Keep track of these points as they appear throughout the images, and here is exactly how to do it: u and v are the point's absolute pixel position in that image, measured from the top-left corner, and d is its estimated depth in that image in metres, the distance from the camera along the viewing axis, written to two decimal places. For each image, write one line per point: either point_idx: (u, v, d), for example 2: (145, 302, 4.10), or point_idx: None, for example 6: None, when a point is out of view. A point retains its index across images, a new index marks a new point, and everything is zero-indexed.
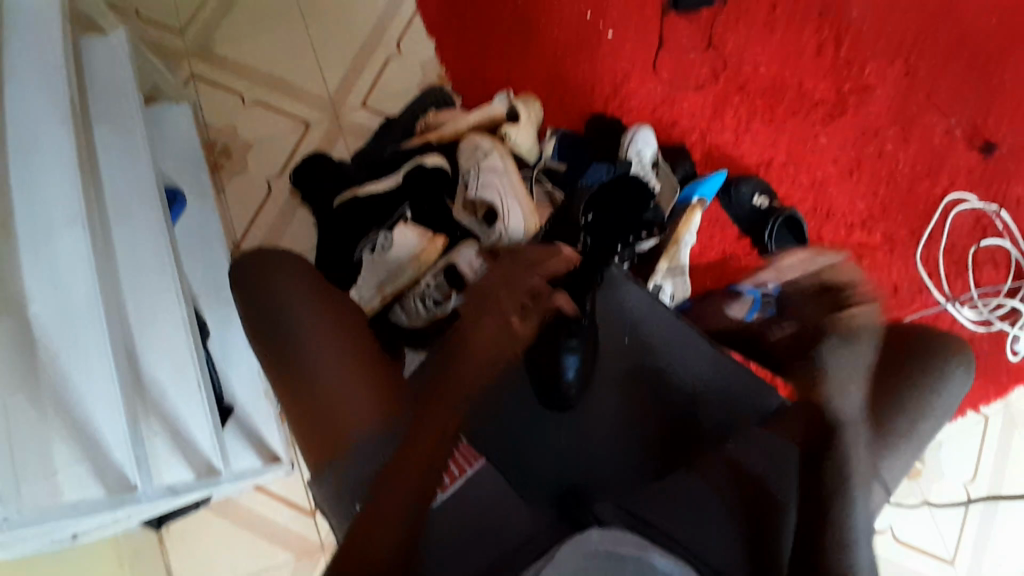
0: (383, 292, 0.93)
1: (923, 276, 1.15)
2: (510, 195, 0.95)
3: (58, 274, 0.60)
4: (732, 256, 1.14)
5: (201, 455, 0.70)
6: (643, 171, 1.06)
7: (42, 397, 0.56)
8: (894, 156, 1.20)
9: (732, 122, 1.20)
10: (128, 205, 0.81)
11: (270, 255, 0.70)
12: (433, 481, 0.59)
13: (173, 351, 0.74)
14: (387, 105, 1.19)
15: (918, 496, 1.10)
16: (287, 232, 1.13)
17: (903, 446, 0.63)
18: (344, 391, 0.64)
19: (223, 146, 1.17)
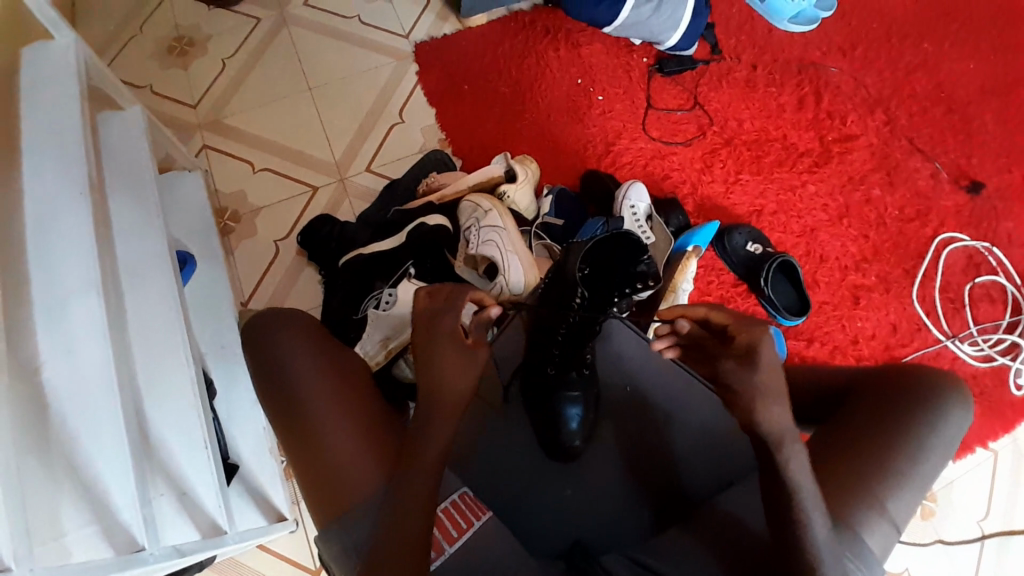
0: (389, 346, 0.94)
1: (920, 314, 1.17)
2: (509, 250, 0.96)
3: (72, 340, 0.62)
4: (729, 301, 1.16)
5: (207, 516, 0.71)
6: (637, 224, 1.10)
7: (53, 459, 0.57)
8: (882, 200, 1.24)
9: (722, 174, 1.25)
10: (140, 268, 0.84)
11: (274, 314, 0.73)
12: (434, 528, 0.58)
13: (182, 412, 0.76)
14: (390, 168, 1.24)
15: (930, 534, 1.06)
16: (294, 290, 1.16)
17: (911, 484, 0.59)
18: (345, 445, 0.64)
19: (233, 211, 1.22)
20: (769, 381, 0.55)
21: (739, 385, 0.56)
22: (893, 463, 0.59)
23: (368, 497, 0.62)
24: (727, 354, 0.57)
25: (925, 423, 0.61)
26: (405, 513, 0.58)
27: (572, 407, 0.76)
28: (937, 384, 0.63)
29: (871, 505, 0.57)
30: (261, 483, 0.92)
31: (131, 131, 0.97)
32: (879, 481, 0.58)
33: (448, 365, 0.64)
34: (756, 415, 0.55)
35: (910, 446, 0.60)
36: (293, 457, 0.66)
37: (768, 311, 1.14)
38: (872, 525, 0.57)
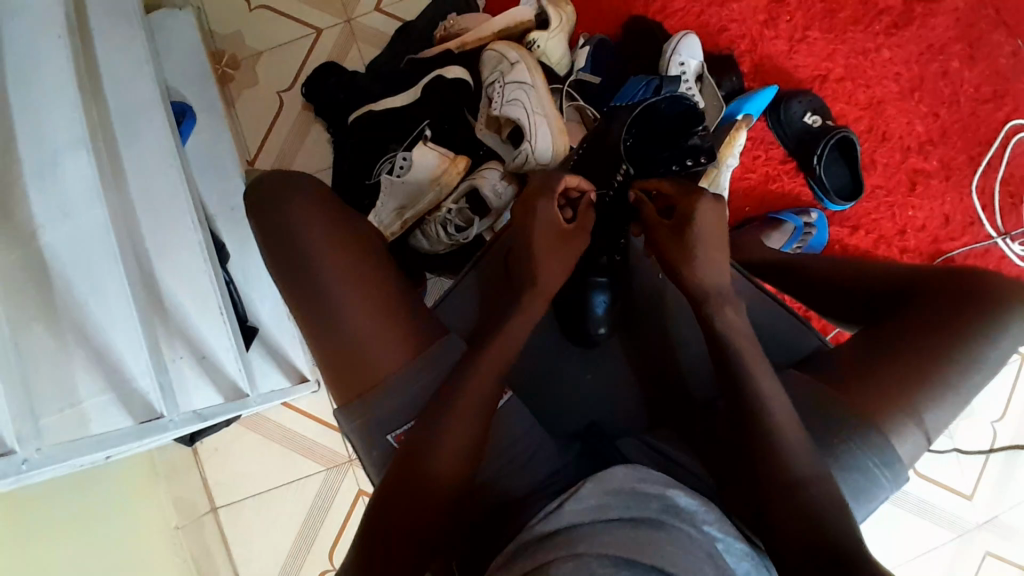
0: (404, 216, 0.89)
1: (976, 208, 1.06)
2: (538, 113, 0.86)
3: (65, 202, 0.58)
4: (774, 179, 1.06)
5: (228, 378, 0.71)
6: (684, 85, 0.96)
7: (61, 326, 0.54)
8: (958, 77, 1.07)
9: (788, 29, 1.07)
10: (132, 119, 0.77)
11: (278, 178, 0.67)
12: (481, 413, 0.57)
13: (192, 278, 0.73)
14: (404, 10, 1.08)
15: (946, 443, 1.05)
16: (302, 150, 1.08)
17: (954, 397, 0.56)
18: (364, 325, 0.61)
19: (231, 55, 1.09)
20: (701, 243, 0.60)
21: (669, 250, 0.61)
22: (937, 374, 0.55)
23: (397, 380, 0.60)
24: (662, 226, 0.63)
25: (981, 335, 0.56)
26: (467, 409, 0.56)
27: (598, 295, 0.72)
28: (1004, 294, 0.57)
29: (906, 414, 0.55)
30: (282, 347, 0.93)
31: None
32: (919, 390, 0.55)
33: (543, 251, 0.64)
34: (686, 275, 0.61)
35: (958, 357, 0.56)
36: (313, 336, 0.63)
37: (815, 194, 1.05)
38: (904, 433, 0.54)
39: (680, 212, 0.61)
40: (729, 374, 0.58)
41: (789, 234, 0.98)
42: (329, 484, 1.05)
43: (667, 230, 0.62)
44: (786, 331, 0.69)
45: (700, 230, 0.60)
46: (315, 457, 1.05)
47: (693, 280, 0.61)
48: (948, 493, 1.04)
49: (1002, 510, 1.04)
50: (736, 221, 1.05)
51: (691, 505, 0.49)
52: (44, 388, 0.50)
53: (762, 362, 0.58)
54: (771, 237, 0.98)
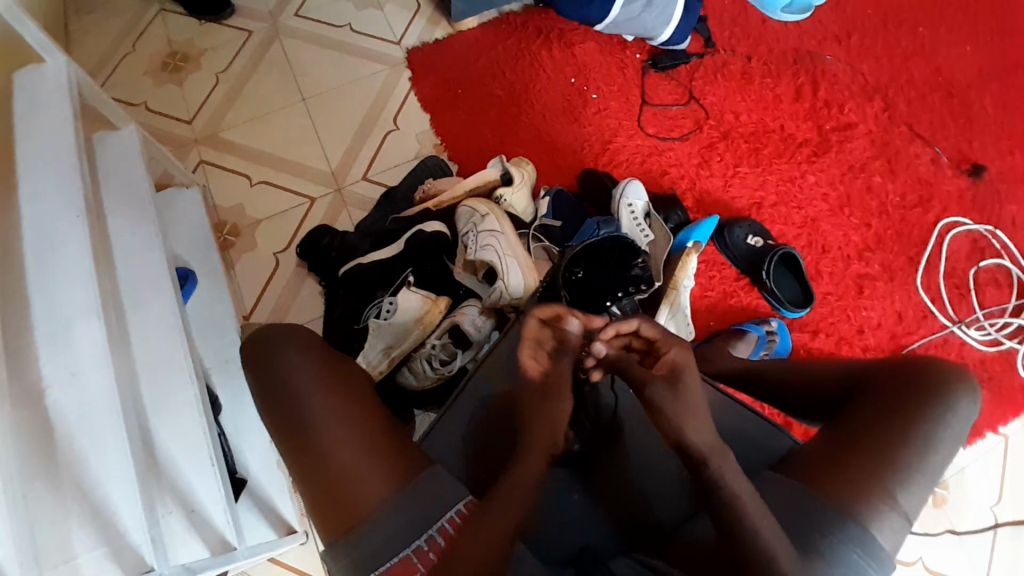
0: (391, 354, 0.94)
1: (925, 301, 1.15)
2: (508, 254, 0.96)
3: (75, 363, 0.62)
4: (732, 295, 1.15)
5: (216, 531, 0.71)
6: (635, 223, 1.09)
7: (62, 485, 0.57)
8: (883, 187, 1.23)
9: (720, 167, 1.24)
10: (140, 286, 0.84)
11: (278, 330, 0.72)
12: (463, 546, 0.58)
13: (186, 431, 0.75)
14: (387, 176, 1.24)
15: (941, 525, 1.04)
16: (295, 303, 1.16)
17: (919, 478, 0.58)
18: (351, 460, 0.63)
19: (232, 225, 1.22)
20: (693, 402, 0.64)
21: (668, 402, 0.64)
22: (902, 458, 0.58)
23: (382, 516, 0.60)
24: (654, 379, 0.66)
25: (933, 418, 0.60)
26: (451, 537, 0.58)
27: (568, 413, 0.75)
28: (945, 378, 0.62)
29: (879, 500, 0.57)
30: (270, 497, 0.93)
31: (128, 151, 0.97)
32: (888, 476, 0.57)
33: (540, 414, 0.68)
34: (680, 435, 0.62)
35: (918, 440, 0.59)
36: (301, 476, 0.64)
37: (771, 305, 1.14)
38: (882, 520, 0.56)
39: (669, 369, 0.66)
40: (709, 494, 0.60)
41: (754, 343, 1.04)
42: None
43: (661, 384, 0.65)
44: (761, 435, 0.72)
45: (690, 391, 0.64)
46: None
47: (682, 438, 0.62)
48: None
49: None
50: (703, 335, 1.12)
51: None
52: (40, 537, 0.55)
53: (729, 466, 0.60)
54: (738, 347, 1.04)
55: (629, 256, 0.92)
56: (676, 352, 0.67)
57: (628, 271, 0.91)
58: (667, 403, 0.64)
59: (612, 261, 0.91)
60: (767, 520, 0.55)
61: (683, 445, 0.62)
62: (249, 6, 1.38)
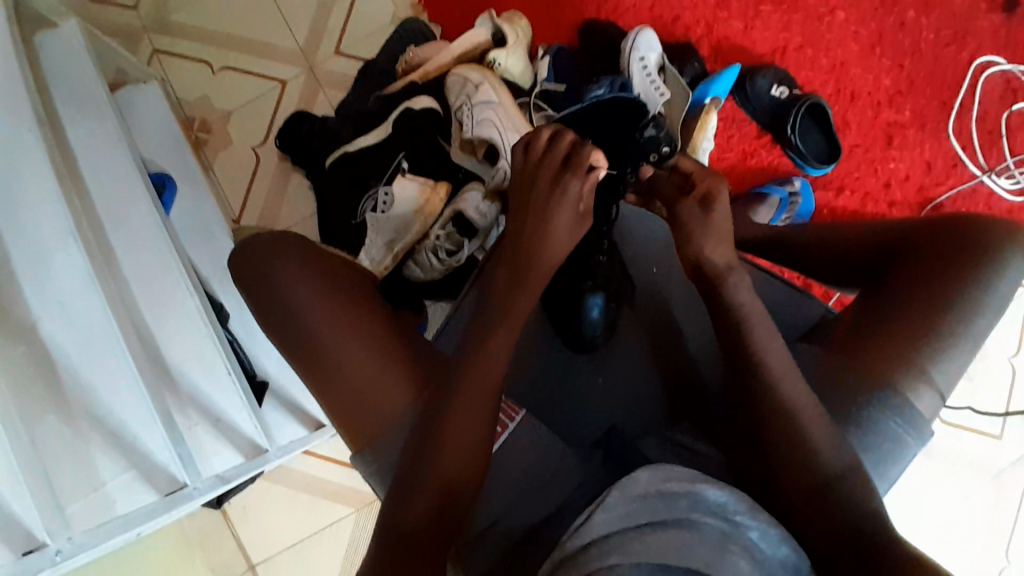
0: (394, 249, 0.89)
1: (957, 150, 1.07)
2: (509, 128, 0.87)
3: (61, 292, 0.59)
4: (752, 155, 1.07)
5: (246, 437, 0.72)
6: (649, 81, 0.98)
7: (76, 415, 0.56)
8: (917, 25, 1.08)
9: (740, 7, 1.09)
10: (116, 199, 0.78)
11: (265, 240, 0.66)
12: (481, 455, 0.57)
13: (197, 346, 0.73)
14: (362, 49, 1.10)
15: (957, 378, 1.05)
16: (284, 201, 1.09)
17: (961, 345, 0.56)
18: (365, 370, 0.61)
19: (201, 120, 1.10)
20: (722, 223, 0.60)
21: (693, 221, 0.61)
22: (944, 325, 0.56)
23: (401, 422, 0.59)
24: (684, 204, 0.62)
25: (980, 281, 0.56)
26: (454, 446, 0.55)
27: (593, 297, 0.71)
28: (996, 237, 0.57)
29: (918, 370, 0.55)
30: (295, 397, 0.94)
31: (67, 42, 0.84)
32: (929, 343, 0.55)
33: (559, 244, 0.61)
34: (699, 252, 0.60)
35: (963, 304, 0.56)
36: (316, 389, 0.63)
37: (794, 163, 1.06)
38: (920, 389, 0.55)
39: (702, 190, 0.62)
40: (740, 373, 0.57)
41: (776, 207, 0.99)
42: (362, 523, 1.04)
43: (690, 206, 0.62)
44: (789, 306, 0.70)
45: (720, 214, 0.61)
46: (345, 501, 1.05)
47: (700, 257, 0.60)
48: (973, 433, 1.05)
49: None
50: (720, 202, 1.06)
51: (720, 496, 0.47)
52: (54, 464, 0.52)
53: (772, 346, 0.57)
54: (760, 213, 0.98)
55: (636, 116, 0.76)
56: (709, 178, 0.62)
57: (638, 134, 0.76)
58: (693, 223, 0.61)
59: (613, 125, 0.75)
60: (800, 386, 0.55)
61: (699, 262, 0.60)
62: None
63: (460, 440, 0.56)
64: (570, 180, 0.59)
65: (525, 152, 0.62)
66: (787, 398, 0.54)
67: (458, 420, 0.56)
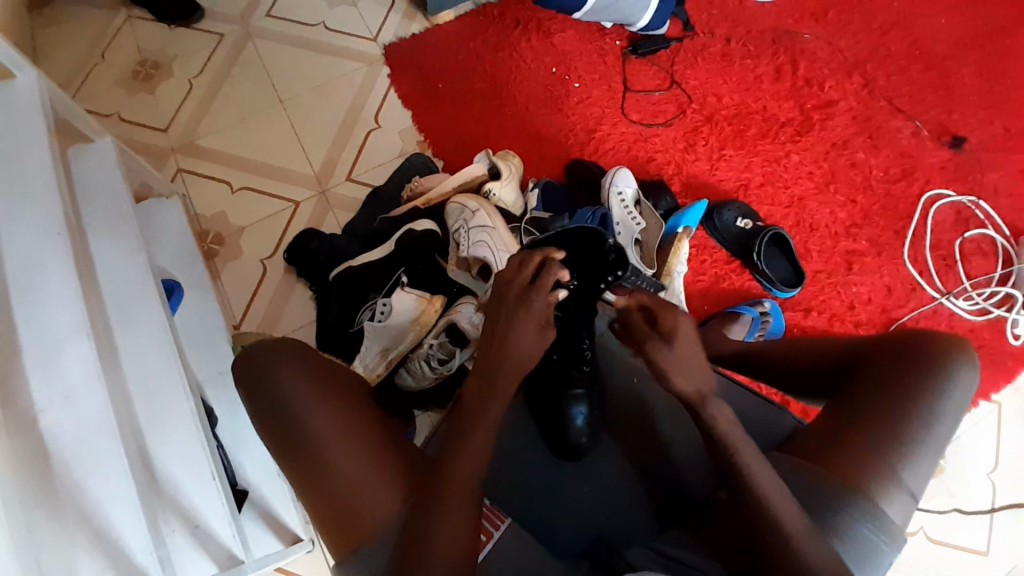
0: (388, 356, 0.93)
1: (914, 275, 1.17)
2: (501, 249, 0.95)
3: (67, 386, 0.61)
4: (725, 278, 1.16)
5: (223, 546, 0.71)
6: (627, 211, 1.09)
7: (65, 512, 0.56)
8: (866, 164, 1.24)
9: (706, 151, 1.24)
10: (126, 302, 0.82)
11: (267, 343, 0.70)
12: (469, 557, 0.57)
13: (186, 450, 0.74)
14: (371, 176, 1.22)
15: (945, 504, 1.06)
16: (285, 309, 1.14)
17: (924, 451, 0.59)
18: (352, 471, 0.62)
19: (216, 233, 1.19)
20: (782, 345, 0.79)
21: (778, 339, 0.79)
22: (907, 433, 0.59)
23: (388, 525, 0.59)
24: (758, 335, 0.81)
25: (935, 391, 0.61)
26: (445, 545, 0.56)
27: (577, 406, 0.74)
28: (946, 350, 0.63)
29: (888, 476, 0.58)
30: (273, 507, 0.93)
31: (104, 162, 0.94)
32: (894, 451, 0.59)
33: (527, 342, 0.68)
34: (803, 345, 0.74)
35: (922, 413, 0.60)
36: (303, 488, 0.63)
37: (763, 285, 1.15)
38: (891, 494, 0.57)
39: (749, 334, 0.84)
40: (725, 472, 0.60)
41: (749, 324, 1.05)
42: None
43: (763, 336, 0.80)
44: (762, 416, 0.73)
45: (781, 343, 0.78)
46: None
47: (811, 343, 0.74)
48: (963, 553, 1.04)
49: (1020, 561, 1.03)
50: (697, 320, 1.13)
51: None
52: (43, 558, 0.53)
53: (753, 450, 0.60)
54: (733, 330, 1.03)
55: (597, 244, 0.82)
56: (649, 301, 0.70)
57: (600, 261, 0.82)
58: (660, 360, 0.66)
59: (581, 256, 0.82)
60: (780, 494, 0.56)
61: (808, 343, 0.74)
62: (219, 7, 1.35)
63: (446, 542, 0.56)
64: (537, 293, 0.70)
65: (516, 269, 0.72)
66: (769, 501, 0.56)
67: (440, 523, 0.57)
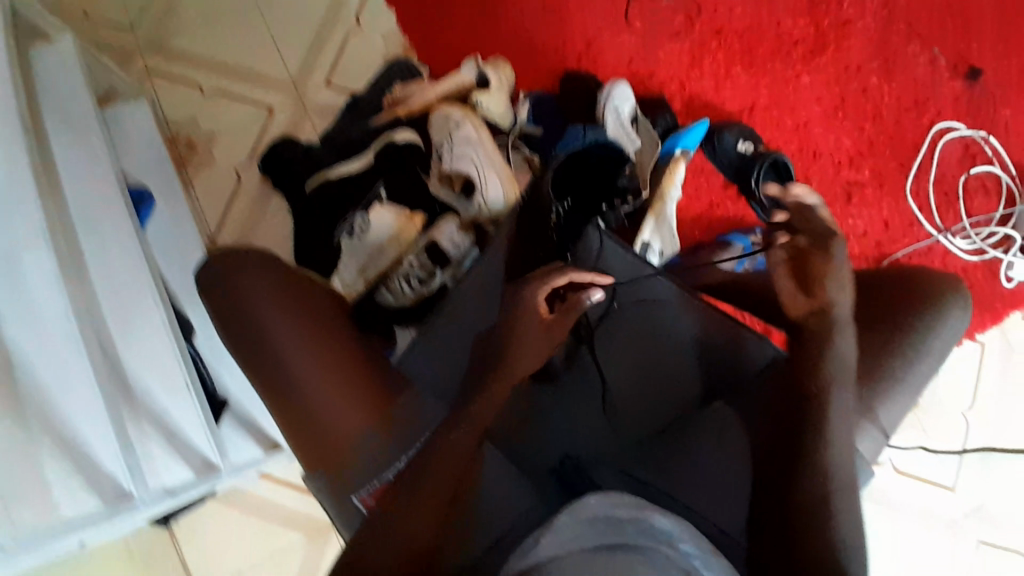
0: (366, 274, 0.90)
1: (913, 209, 1.13)
2: (486, 165, 0.90)
3: (29, 290, 0.58)
4: (719, 205, 1.12)
5: (199, 453, 0.71)
6: (622, 128, 1.03)
7: (29, 420, 0.56)
8: (879, 90, 1.17)
9: (712, 68, 1.16)
10: (92, 210, 0.78)
11: (235, 257, 0.66)
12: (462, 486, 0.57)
13: (158, 358, 0.72)
14: (352, 82, 1.14)
15: (918, 441, 1.09)
16: (261, 221, 1.10)
17: (901, 390, 0.61)
18: (327, 390, 0.62)
19: (187, 138, 1.12)
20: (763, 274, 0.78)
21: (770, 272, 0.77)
22: (884, 372, 0.61)
23: (365, 442, 0.61)
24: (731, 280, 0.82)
25: (920, 332, 0.62)
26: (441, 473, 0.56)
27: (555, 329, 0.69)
28: (938, 292, 0.63)
29: (861, 414, 0.60)
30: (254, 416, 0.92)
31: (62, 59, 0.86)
32: (871, 390, 0.61)
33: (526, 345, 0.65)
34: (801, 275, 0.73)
35: (901, 354, 0.61)
36: (276, 405, 0.63)
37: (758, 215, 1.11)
38: (862, 432, 0.60)
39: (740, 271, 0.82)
40: None
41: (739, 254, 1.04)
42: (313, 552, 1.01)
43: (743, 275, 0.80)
44: (735, 347, 0.72)
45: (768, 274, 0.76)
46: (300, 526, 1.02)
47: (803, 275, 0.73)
48: (931, 487, 1.08)
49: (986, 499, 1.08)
50: (687, 247, 1.10)
51: (670, 527, 0.46)
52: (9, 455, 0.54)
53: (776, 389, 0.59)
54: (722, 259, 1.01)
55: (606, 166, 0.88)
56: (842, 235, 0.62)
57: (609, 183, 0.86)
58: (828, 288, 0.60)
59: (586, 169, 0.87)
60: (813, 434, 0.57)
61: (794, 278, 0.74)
62: None
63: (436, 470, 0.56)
64: (555, 275, 0.67)
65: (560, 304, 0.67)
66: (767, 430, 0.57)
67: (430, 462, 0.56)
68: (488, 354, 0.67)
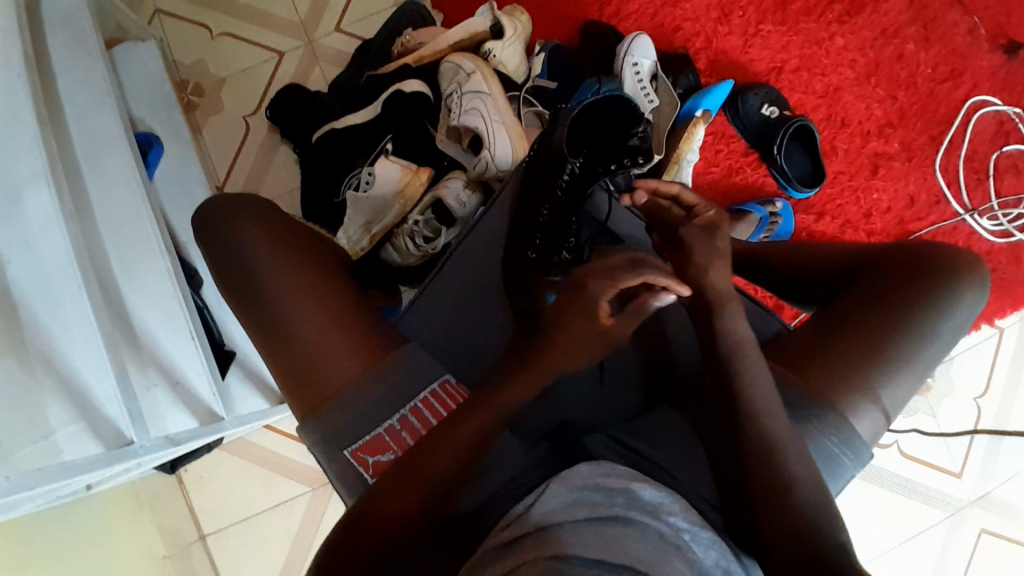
0: (372, 231, 0.89)
1: (941, 185, 1.08)
2: (495, 119, 0.87)
3: (29, 232, 0.59)
4: (738, 171, 1.08)
5: (203, 403, 0.71)
6: (639, 85, 0.99)
7: (30, 359, 0.55)
8: (914, 58, 1.10)
9: (741, 24, 1.10)
10: (95, 154, 0.77)
11: (231, 203, 0.67)
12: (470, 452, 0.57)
13: (164, 306, 0.73)
14: (362, 28, 1.09)
15: (926, 424, 1.08)
16: (269, 171, 1.08)
17: (907, 370, 0.60)
18: (316, 338, 0.61)
19: (195, 83, 1.10)
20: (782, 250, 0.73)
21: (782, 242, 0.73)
22: (891, 351, 0.59)
23: (351, 393, 0.60)
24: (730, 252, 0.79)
25: (933, 312, 0.60)
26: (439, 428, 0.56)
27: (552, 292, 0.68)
28: (954, 271, 0.61)
29: (864, 392, 0.58)
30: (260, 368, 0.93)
31: None
32: (877, 369, 0.59)
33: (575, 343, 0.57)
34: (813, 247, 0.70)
35: (911, 333, 0.59)
36: (267, 350, 0.63)
37: (778, 183, 1.07)
38: (863, 411, 0.59)
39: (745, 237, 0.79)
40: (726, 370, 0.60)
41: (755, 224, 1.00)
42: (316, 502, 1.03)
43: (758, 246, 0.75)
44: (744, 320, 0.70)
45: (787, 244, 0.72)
46: (304, 476, 1.04)
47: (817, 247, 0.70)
48: (934, 470, 1.08)
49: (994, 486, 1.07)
50: None
51: (654, 496, 0.48)
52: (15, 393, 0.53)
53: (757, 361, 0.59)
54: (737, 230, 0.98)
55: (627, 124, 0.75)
56: (714, 210, 0.69)
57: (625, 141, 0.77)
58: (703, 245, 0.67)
59: (606, 124, 0.75)
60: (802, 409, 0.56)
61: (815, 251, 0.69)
62: None
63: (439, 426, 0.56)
64: (629, 274, 0.55)
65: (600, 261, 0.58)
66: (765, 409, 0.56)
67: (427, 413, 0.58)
68: (521, 350, 0.60)
